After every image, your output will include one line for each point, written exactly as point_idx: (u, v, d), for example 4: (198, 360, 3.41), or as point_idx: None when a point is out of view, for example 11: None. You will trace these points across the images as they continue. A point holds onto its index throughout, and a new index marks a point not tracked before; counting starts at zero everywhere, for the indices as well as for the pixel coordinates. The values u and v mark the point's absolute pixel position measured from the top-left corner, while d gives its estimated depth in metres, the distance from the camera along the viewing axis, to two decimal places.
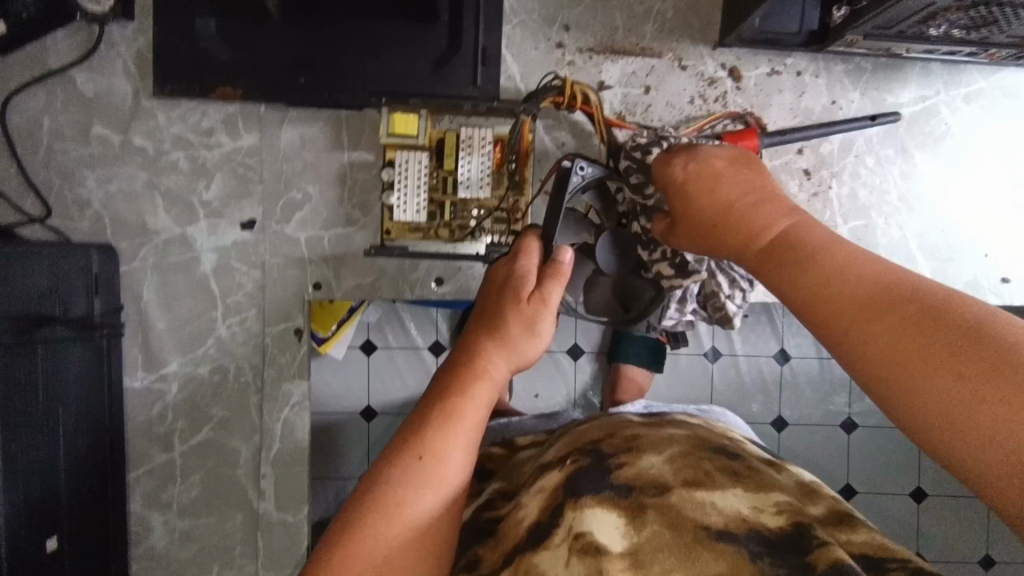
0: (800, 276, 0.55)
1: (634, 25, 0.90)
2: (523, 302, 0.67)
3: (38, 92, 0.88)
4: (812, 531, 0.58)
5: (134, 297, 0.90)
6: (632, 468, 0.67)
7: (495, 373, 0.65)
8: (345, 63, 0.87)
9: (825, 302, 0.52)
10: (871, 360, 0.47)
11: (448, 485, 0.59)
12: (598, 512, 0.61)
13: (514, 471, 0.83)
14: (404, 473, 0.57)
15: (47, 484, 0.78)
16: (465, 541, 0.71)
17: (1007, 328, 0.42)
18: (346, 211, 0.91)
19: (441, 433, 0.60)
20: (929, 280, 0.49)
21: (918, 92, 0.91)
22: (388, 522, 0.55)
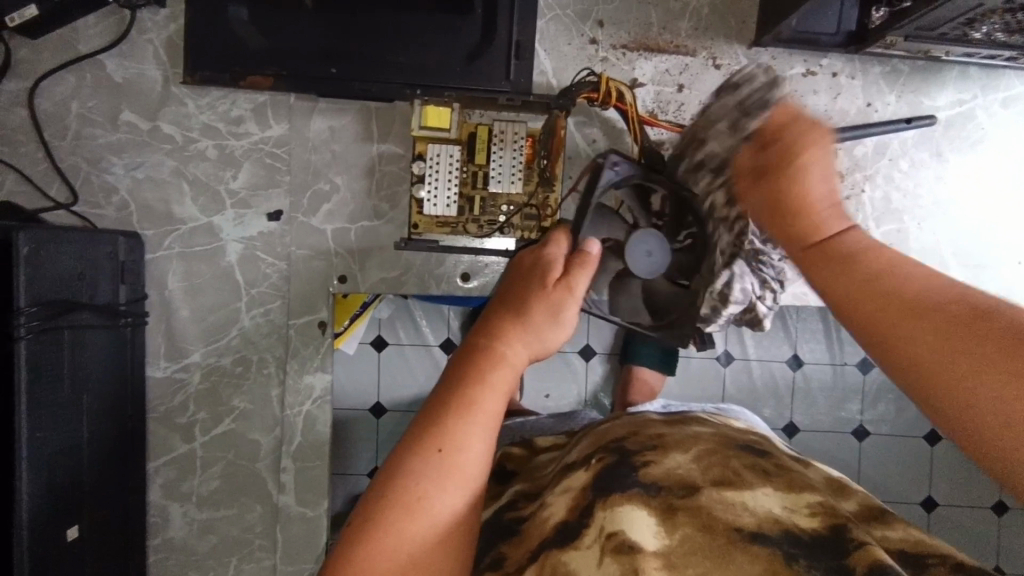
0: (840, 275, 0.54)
1: (668, 22, 0.89)
2: (548, 291, 0.65)
3: (68, 77, 0.87)
4: (848, 533, 0.57)
5: (160, 285, 0.90)
6: (659, 467, 0.66)
7: (514, 357, 0.61)
8: (378, 53, 0.86)
9: (869, 298, 0.50)
10: (910, 363, 0.45)
11: (474, 478, 0.54)
12: (629, 510, 0.60)
13: (536, 471, 0.82)
14: (424, 466, 0.53)
15: (71, 471, 0.77)
16: (488, 542, 0.70)
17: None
18: (374, 204, 0.90)
19: (462, 422, 0.55)
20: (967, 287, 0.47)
21: (954, 96, 0.90)
22: (412, 522, 0.51)
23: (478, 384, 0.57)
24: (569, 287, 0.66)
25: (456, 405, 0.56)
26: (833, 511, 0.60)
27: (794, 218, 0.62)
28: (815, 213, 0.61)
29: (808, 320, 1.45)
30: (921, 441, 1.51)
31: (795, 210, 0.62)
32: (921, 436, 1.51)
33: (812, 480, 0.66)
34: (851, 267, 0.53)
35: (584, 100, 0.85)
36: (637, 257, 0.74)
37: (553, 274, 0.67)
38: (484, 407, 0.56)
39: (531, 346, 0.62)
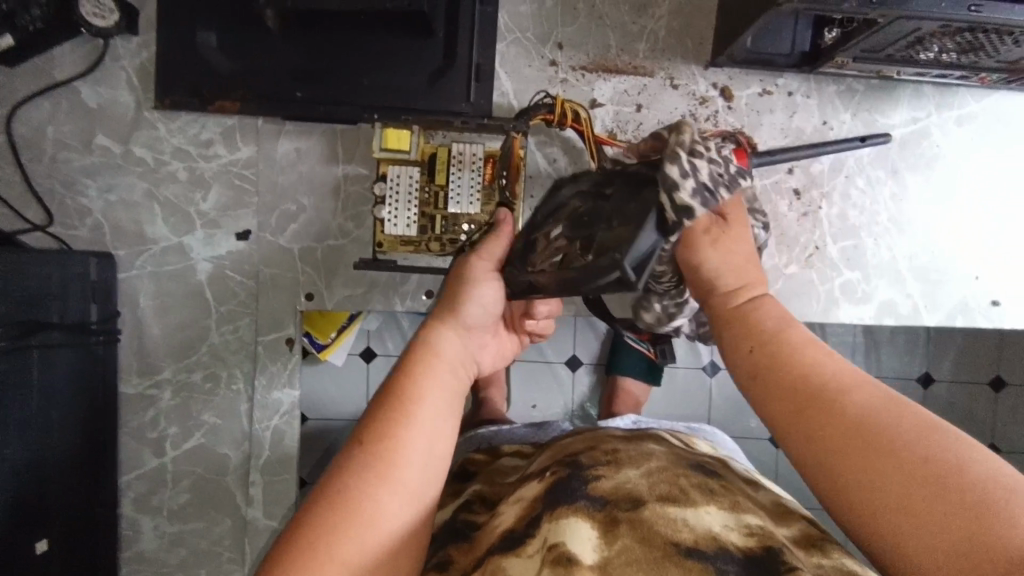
0: (743, 353, 0.55)
1: (627, 44, 0.91)
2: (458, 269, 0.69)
3: (44, 104, 0.90)
4: (782, 556, 0.56)
5: (132, 304, 0.92)
6: (609, 481, 0.64)
7: (441, 340, 0.62)
8: (342, 75, 0.89)
9: (803, 391, 0.49)
10: (860, 469, 0.44)
11: (409, 477, 0.53)
12: (572, 524, 0.58)
13: (499, 474, 0.80)
14: (349, 461, 0.52)
15: (39, 486, 0.79)
16: (438, 540, 0.67)
17: (889, 424, 0.44)
18: (340, 224, 0.92)
19: (387, 414, 0.54)
20: (851, 392, 0.47)
21: (909, 113, 0.91)
22: (341, 522, 0.49)
23: (406, 378, 0.57)
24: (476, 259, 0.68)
25: (388, 400, 0.56)
26: (770, 535, 0.59)
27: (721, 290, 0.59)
28: (740, 293, 0.59)
29: None
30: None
31: (727, 287, 0.59)
32: None
33: (758, 506, 0.65)
34: (778, 345, 0.53)
35: (541, 122, 0.88)
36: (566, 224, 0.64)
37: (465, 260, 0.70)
38: (416, 398, 0.56)
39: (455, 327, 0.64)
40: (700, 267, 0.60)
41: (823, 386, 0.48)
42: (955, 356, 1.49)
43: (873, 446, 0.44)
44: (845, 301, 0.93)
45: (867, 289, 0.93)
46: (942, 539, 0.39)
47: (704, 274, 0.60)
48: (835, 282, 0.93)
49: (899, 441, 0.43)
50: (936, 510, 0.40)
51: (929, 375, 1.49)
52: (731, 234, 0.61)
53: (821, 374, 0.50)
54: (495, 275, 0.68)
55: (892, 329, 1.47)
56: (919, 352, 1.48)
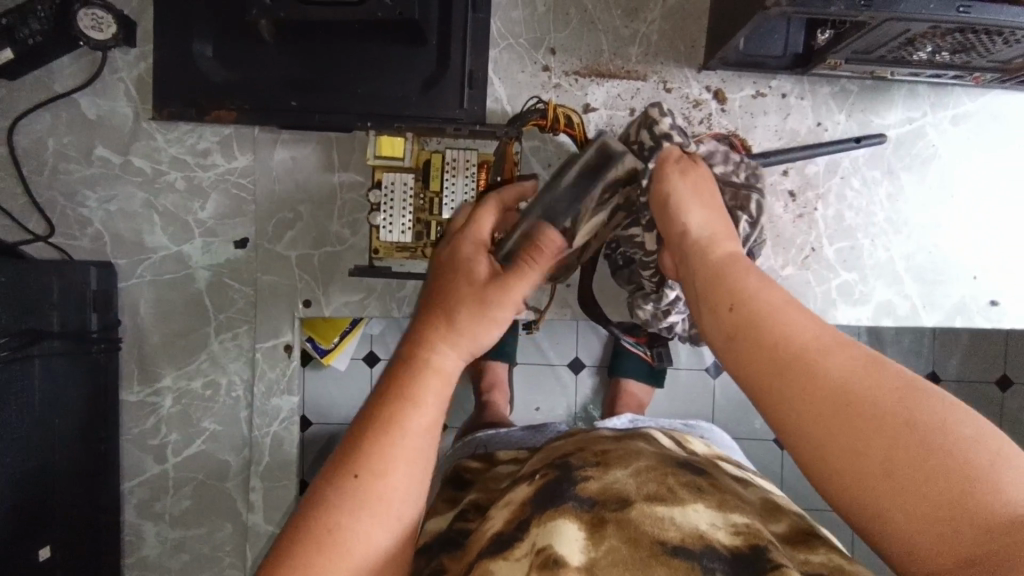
0: (721, 316, 0.54)
1: (619, 48, 0.91)
2: (485, 287, 0.59)
3: (44, 116, 0.92)
4: (767, 555, 0.56)
5: (132, 312, 0.94)
6: (597, 482, 0.64)
7: (447, 365, 0.56)
8: (336, 84, 0.89)
9: (781, 357, 0.48)
10: (842, 440, 0.43)
11: (394, 505, 0.50)
12: (558, 525, 0.58)
13: (494, 481, 0.80)
14: (337, 492, 0.49)
15: (42, 493, 0.80)
16: (432, 549, 0.68)
17: (869, 392, 0.43)
18: (336, 231, 0.93)
19: (376, 442, 0.51)
20: (830, 357, 0.46)
21: (904, 114, 0.91)
22: (325, 560, 0.47)
23: (402, 399, 0.53)
24: (509, 284, 0.60)
25: (377, 426, 0.51)
26: (757, 531, 0.60)
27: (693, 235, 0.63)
28: (716, 241, 0.62)
29: None
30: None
31: (703, 239, 0.62)
32: None
33: (746, 504, 0.65)
34: (755, 305, 0.52)
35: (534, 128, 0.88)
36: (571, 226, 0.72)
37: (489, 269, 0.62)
38: (408, 425, 0.52)
39: (464, 351, 0.57)
40: (670, 199, 0.66)
41: (803, 351, 0.48)
42: (962, 355, 1.48)
43: (856, 416, 0.43)
44: (842, 302, 0.93)
45: (865, 290, 0.92)
46: (923, 506, 0.39)
47: (676, 211, 0.65)
48: (832, 283, 0.92)
49: (879, 407, 0.43)
50: (916, 476, 0.40)
51: (935, 375, 1.48)
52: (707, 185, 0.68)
53: (803, 340, 0.48)
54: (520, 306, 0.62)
55: (897, 329, 1.46)
56: (925, 351, 1.47)
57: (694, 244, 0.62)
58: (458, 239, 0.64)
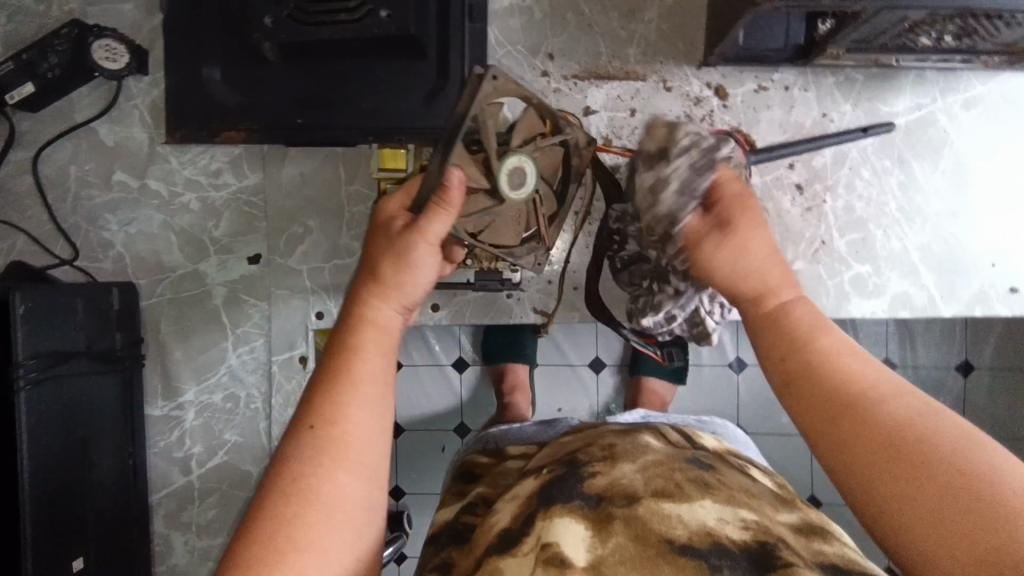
0: (781, 361, 0.56)
1: (617, 50, 0.91)
2: (396, 239, 0.64)
3: (66, 145, 0.96)
4: (778, 553, 0.54)
5: (154, 329, 0.97)
6: (605, 477, 0.62)
7: (382, 318, 0.62)
8: (340, 99, 0.91)
9: (836, 398, 0.50)
10: (893, 482, 0.44)
11: (353, 451, 0.56)
12: (566, 522, 0.57)
13: (502, 475, 0.79)
14: (301, 445, 0.55)
15: (76, 505, 0.84)
16: (442, 542, 0.68)
17: (929, 437, 0.45)
18: (345, 243, 0.95)
19: (333, 397, 0.57)
20: (892, 402, 0.48)
21: (913, 100, 0.89)
22: (296, 509, 0.52)
23: (349, 355, 0.59)
24: (414, 231, 0.63)
25: (327, 380, 0.58)
26: (766, 527, 0.57)
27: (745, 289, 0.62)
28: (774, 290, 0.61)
29: None
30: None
31: (754, 295, 0.61)
32: None
33: (756, 497, 0.62)
34: (816, 350, 0.54)
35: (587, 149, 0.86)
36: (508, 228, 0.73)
37: (402, 220, 0.66)
38: (355, 374, 0.58)
39: (394, 300, 0.63)
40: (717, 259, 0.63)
41: (866, 393, 0.49)
42: (998, 343, 1.43)
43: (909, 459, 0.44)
44: (856, 295, 0.91)
45: (879, 282, 0.90)
46: (962, 552, 0.40)
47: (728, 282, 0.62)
48: (844, 276, 0.91)
49: (929, 455, 0.44)
50: (957, 523, 0.40)
51: (970, 364, 1.43)
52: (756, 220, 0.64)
53: (865, 383, 0.50)
54: (434, 247, 0.63)
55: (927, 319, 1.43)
56: (958, 339, 1.43)
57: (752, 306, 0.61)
58: (375, 212, 0.69)
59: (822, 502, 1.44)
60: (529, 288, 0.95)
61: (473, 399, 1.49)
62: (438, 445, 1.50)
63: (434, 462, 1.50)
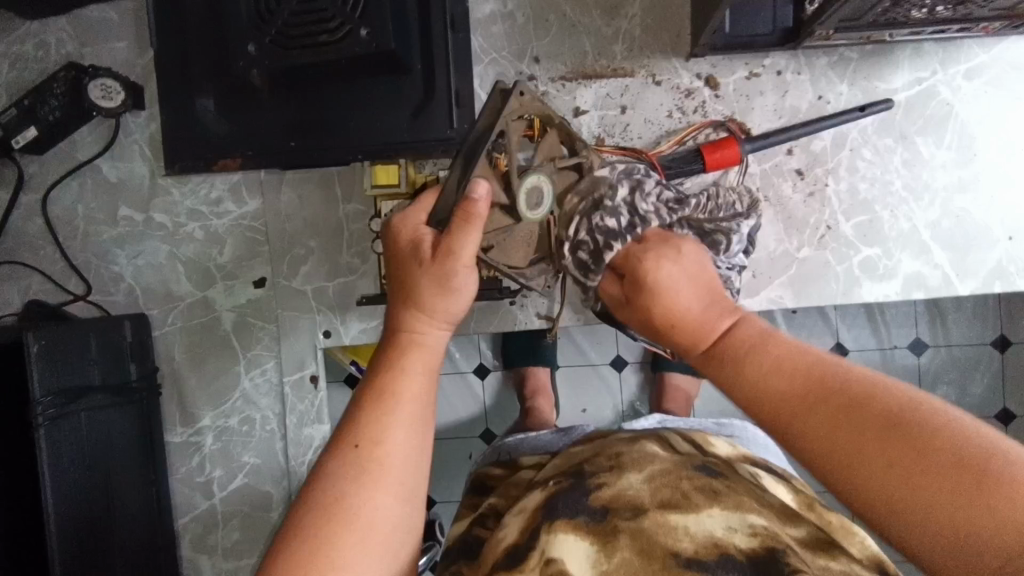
0: (736, 370, 0.57)
1: (602, 48, 0.90)
2: (430, 262, 0.63)
3: (72, 184, 0.98)
4: (784, 559, 0.49)
5: (168, 358, 0.99)
6: (611, 489, 0.58)
7: (429, 339, 0.63)
8: (331, 120, 0.91)
9: (781, 417, 0.52)
10: (878, 460, 0.46)
11: (398, 474, 0.56)
12: (570, 538, 0.53)
13: (514, 486, 0.78)
14: (342, 466, 0.55)
15: (102, 535, 0.87)
16: (452, 556, 0.67)
17: (894, 407, 0.47)
18: (347, 261, 0.95)
19: (378, 417, 0.57)
20: (852, 383, 0.50)
21: (911, 75, 0.86)
22: (335, 531, 0.52)
23: (394, 374, 0.60)
24: (449, 249, 0.62)
25: (372, 399, 0.58)
26: (777, 534, 0.52)
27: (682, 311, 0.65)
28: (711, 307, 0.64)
29: (846, 307, 1.39)
30: (994, 422, 1.38)
31: (687, 328, 0.64)
32: (998, 418, 1.39)
33: (771, 506, 0.58)
34: (770, 350, 0.56)
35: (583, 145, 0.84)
36: (518, 245, 0.73)
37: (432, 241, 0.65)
38: (398, 392, 0.59)
39: (442, 322, 0.63)
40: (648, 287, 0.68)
41: (828, 379, 0.51)
42: None
43: (887, 435, 0.46)
44: (866, 279, 0.88)
45: (890, 264, 0.88)
46: (947, 507, 0.42)
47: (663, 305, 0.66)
48: (853, 260, 0.88)
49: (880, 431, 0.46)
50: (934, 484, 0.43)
51: (1005, 339, 1.38)
52: (676, 250, 0.70)
53: (823, 371, 0.52)
54: (472, 266, 0.63)
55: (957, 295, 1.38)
56: (992, 315, 1.38)
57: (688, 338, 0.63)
58: (395, 226, 0.67)
59: None
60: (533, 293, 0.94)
61: (496, 404, 1.49)
62: (463, 453, 1.50)
63: (460, 469, 1.50)
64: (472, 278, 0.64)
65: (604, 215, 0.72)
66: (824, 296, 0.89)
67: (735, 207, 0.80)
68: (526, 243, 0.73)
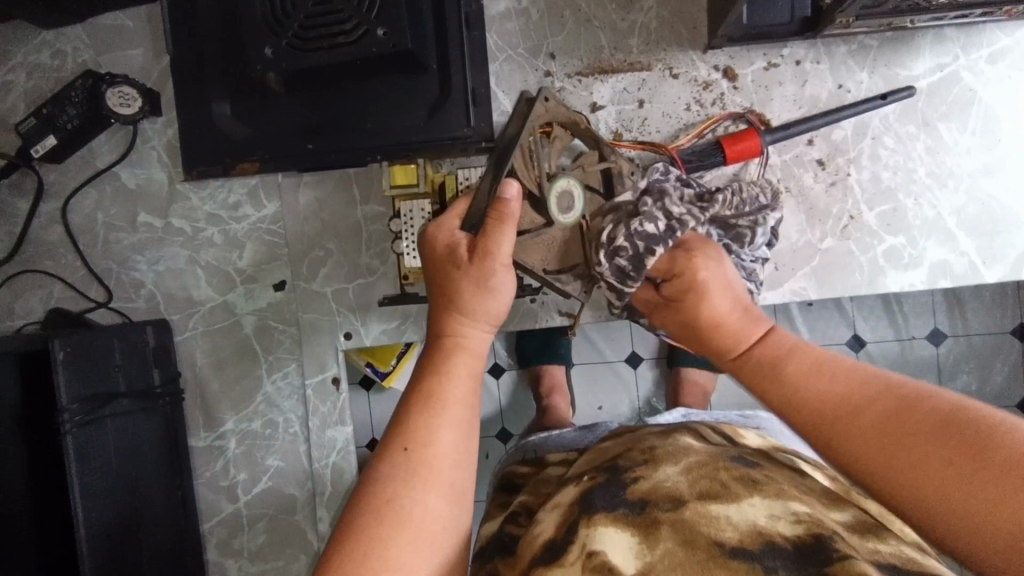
0: (778, 385, 0.61)
1: (618, 42, 0.90)
2: (468, 266, 0.64)
3: (91, 192, 0.99)
4: (833, 544, 0.48)
5: (190, 363, 0.99)
6: (647, 481, 0.57)
7: (472, 342, 0.65)
8: (348, 122, 0.90)
9: (822, 429, 0.56)
10: (921, 463, 0.48)
11: (447, 472, 0.57)
12: (610, 530, 0.53)
13: (543, 484, 0.78)
14: (392, 467, 0.56)
15: (129, 541, 0.87)
16: (488, 555, 0.67)
17: (930, 412, 0.50)
18: (366, 262, 0.95)
19: (426, 418, 0.58)
20: (890, 392, 0.54)
21: (933, 61, 0.85)
22: (386, 531, 0.52)
23: (439, 377, 0.61)
24: (488, 251, 0.63)
25: (420, 403, 0.59)
26: (822, 521, 0.52)
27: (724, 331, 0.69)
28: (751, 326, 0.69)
29: (864, 297, 1.38)
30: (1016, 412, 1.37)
31: (726, 345, 0.69)
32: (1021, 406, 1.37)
33: (811, 495, 0.57)
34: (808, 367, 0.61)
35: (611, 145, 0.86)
36: (544, 247, 0.71)
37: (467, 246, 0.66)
38: (447, 397, 0.60)
39: (484, 323, 0.65)
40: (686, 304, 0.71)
41: (867, 390, 0.55)
42: None
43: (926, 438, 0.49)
44: (891, 268, 0.87)
45: (915, 252, 0.87)
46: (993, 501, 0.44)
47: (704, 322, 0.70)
48: (878, 249, 0.87)
49: (928, 441, 0.49)
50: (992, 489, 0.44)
51: None
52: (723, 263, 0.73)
53: (863, 383, 0.56)
54: (508, 266, 0.64)
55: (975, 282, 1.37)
56: (1011, 304, 1.36)
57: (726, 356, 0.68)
58: (428, 237, 0.68)
59: None
60: (552, 290, 0.94)
61: (512, 403, 1.49)
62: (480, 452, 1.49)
63: (478, 469, 1.49)
64: (508, 279, 0.65)
65: (642, 221, 0.70)
66: (848, 286, 0.88)
67: (759, 199, 0.79)
68: (546, 247, 0.71)
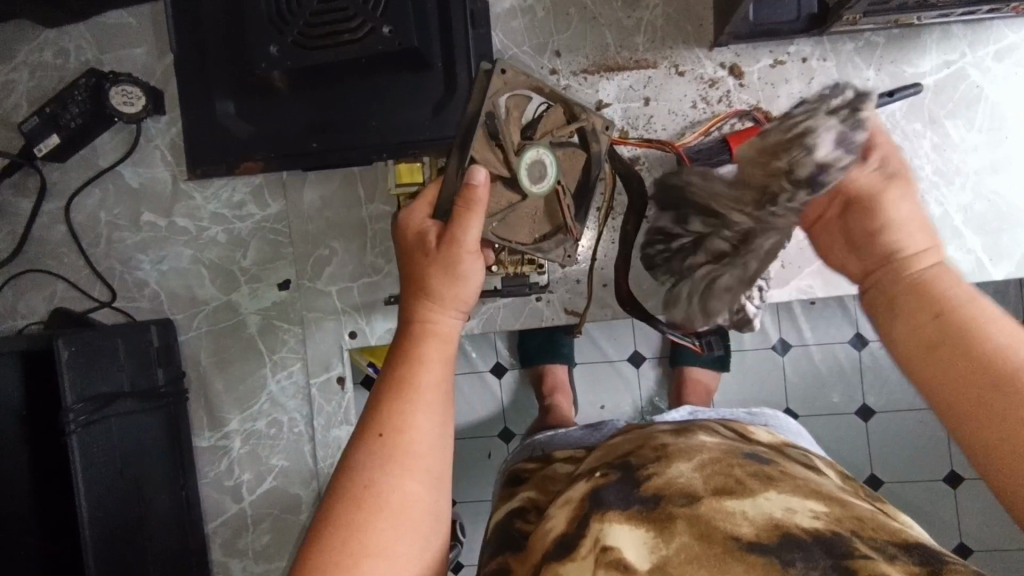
0: (926, 322, 0.54)
1: (624, 39, 0.89)
2: (435, 252, 0.63)
3: (94, 191, 0.98)
4: (851, 541, 0.49)
5: (194, 362, 0.99)
6: (661, 478, 0.57)
7: (441, 328, 0.63)
8: (354, 121, 0.89)
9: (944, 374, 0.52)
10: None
11: (422, 458, 0.57)
12: (625, 528, 0.52)
13: (549, 480, 0.77)
14: (369, 454, 0.56)
15: (134, 541, 0.87)
16: (495, 549, 0.67)
17: None
18: (371, 261, 0.95)
19: (398, 404, 0.58)
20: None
21: (939, 58, 0.85)
22: (366, 518, 0.53)
23: (412, 364, 0.61)
24: (454, 238, 0.62)
25: (392, 389, 0.59)
26: (840, 518, 0.51)
27: (891, 257, 0.58)
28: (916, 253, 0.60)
29: None
30: None
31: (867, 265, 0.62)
32: None
33: (825, 488, 0.57)
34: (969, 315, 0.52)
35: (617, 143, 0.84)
36: (519, 220, 0.70)
37: (435, 232, 0.65)
38: (419, 384, 0.59)
39: (453, 310, 0.64)
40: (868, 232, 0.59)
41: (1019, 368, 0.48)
42: None
43: None
44: None
45: None
46: None
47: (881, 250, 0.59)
48: None
49: None
50: None
51: None
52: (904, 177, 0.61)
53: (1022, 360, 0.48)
54: (476, 252, 0.63)
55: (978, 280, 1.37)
56: (1014, 302, 1.36)
57: (862, 270, 0.61)
58: (399, 225, 0.67)
59: (883, 481, 1.38)
60: (557, 288, 0.93)
61: (513, 402, 1.48)
62: (483, 452, 1.49)
63: (481, 468, 1.49)
64: (476, 263, 0.64)
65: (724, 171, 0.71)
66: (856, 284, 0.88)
67: None
68: (533, 219, 0.71)
